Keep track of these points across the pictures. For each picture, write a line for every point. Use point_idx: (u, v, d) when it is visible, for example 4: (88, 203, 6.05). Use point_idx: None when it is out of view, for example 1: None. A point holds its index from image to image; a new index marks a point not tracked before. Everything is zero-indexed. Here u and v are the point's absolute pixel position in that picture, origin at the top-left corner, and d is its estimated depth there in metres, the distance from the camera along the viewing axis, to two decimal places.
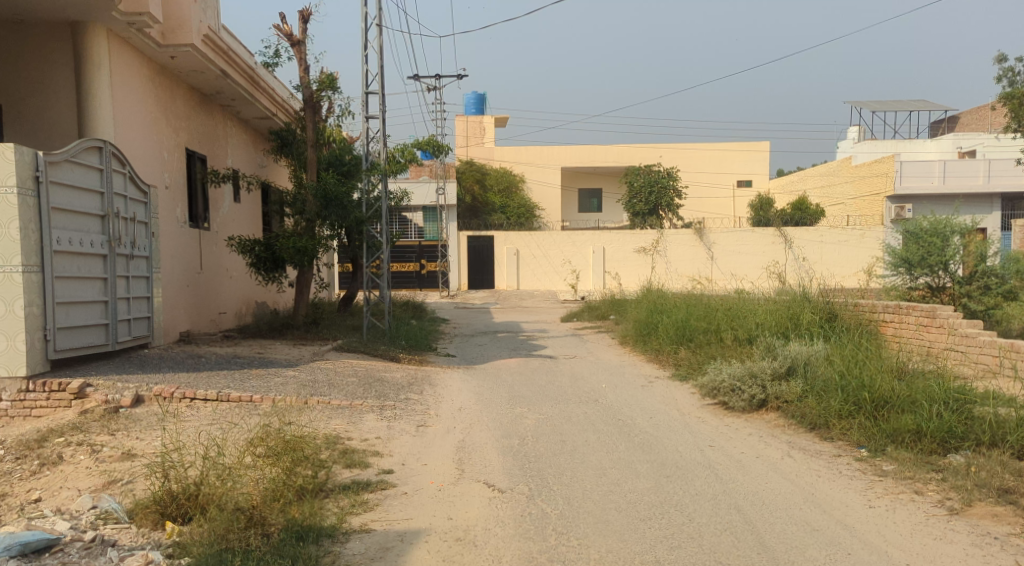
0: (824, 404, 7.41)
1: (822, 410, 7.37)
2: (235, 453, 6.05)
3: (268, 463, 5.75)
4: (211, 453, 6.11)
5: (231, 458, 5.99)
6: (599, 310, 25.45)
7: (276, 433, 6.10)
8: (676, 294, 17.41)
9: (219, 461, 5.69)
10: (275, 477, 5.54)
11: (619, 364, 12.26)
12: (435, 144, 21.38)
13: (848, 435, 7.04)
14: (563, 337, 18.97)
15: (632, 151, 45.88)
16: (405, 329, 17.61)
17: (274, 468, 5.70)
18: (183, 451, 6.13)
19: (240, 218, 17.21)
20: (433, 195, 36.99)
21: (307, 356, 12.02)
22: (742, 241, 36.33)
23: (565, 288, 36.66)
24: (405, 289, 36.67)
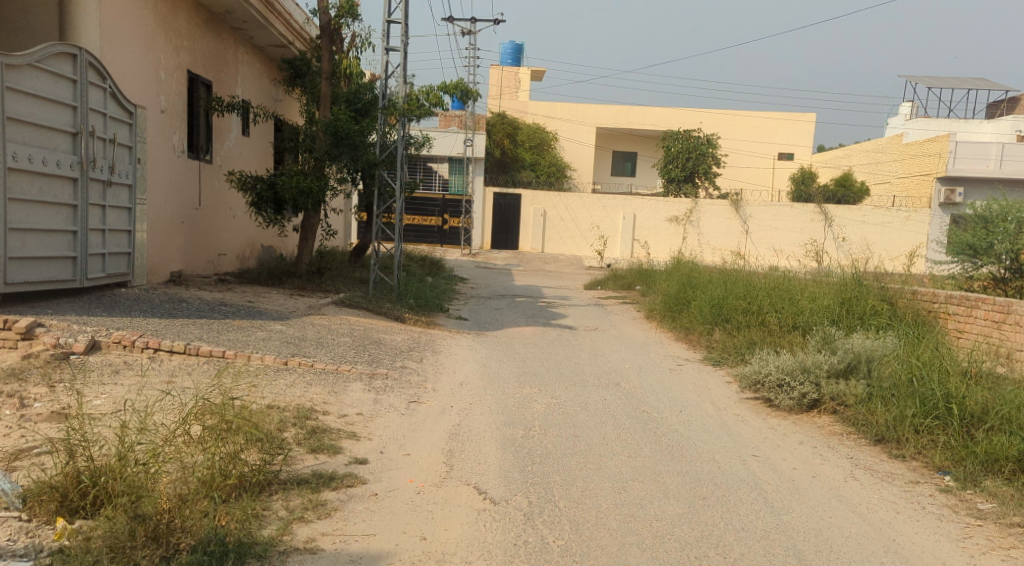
0: (896, 412, 6.26)
1: (894, 418, 6.21)
2: (168, 427, 5.06)
3: (205, 447, 4.74)
4: (135, 425, 5.09)
5: (158, 430, 4.99)
6: (625, 279, 24.28)
7: (220, 406, 5.03)
8: (712, 267, 16.20)
9: (141, 441, 4.68)
10: (205, 471, 4.59)
11: (646, 339, 11.15)
12: (464, 89, 20.16)
13: (926, 455, 5.88)
14: (585, 307, 17.83)
15: (671, 115, 44.27)
16: (417, 285, 16.58)
17: (207, 452, 4.71)
18: (98, 422, 5.10)
19: (247, 153, 16.27)
20: (461, 147, 35.65)
21: (301, 309, 11.01)
22: (780, 215, 34.98)
23: (591, 253, 35.41)
24: (426, 243, 35.56)
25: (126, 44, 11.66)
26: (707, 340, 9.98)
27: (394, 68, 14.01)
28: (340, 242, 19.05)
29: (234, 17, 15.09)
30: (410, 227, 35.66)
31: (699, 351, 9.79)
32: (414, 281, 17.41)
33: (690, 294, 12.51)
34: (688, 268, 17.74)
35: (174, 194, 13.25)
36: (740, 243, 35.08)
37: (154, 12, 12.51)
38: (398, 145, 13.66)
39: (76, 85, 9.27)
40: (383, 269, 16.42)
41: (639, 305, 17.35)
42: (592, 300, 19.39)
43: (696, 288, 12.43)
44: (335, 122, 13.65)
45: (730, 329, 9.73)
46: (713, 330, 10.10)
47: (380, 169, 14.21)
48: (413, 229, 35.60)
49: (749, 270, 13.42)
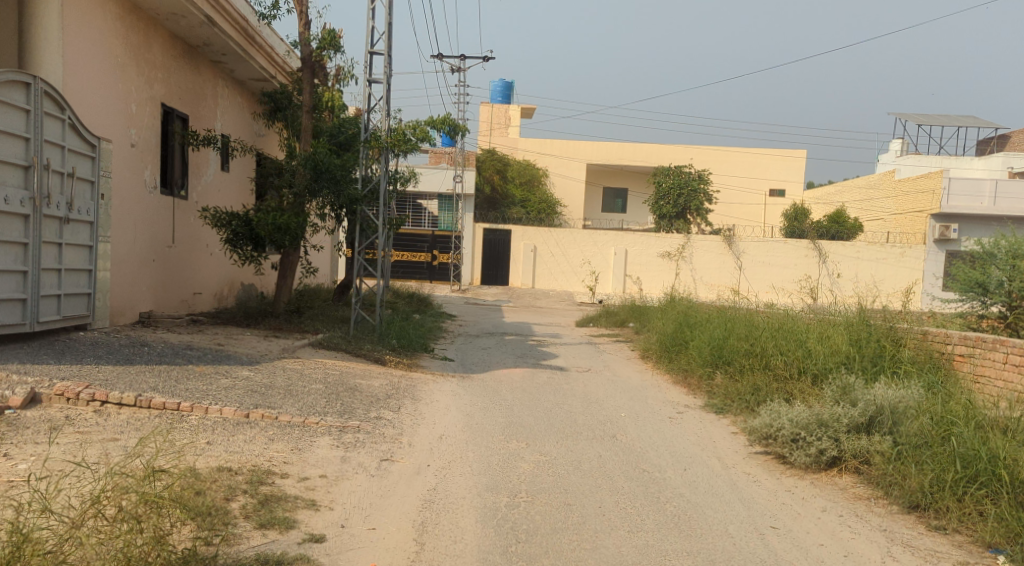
0: (935, 476, 5.68)
1: (933, 483, 5.64)
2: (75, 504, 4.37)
3: (114, 529, 4.10)
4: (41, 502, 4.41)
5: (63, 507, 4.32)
6: (618, 317, 23.64)
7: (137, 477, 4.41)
8: (708, 304, 15.60)
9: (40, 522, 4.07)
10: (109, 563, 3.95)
11: (642, 383, 10.51)
12: (452, 124, 19.63)
13: (972, 529, 5.30)
14: (577, 345, 17.17)
15: (663, 150, 43.99)
16: (401, 324, 15.89)
17: (117, 537, 4.07)
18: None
19: (227, 189, 15.35)
20: (450, 183, 35.19)
21: (274, 352, 10.29)
22: (773, 251, 34.57)
23: (583, 289, 34.82)
24: (414, 280, 34.99)
25: (92, 75, 11.05)
26: (709, 383, 9.32)
27: (377, 101, 13.44)
28: (322, 280, 18.36)
29: (213, 51, 14.35)
30: (398, 263, 35.10)
31: (700, 396, 9.13)
32: (397, 319, 16.73)
33: (688, 331, 11.88)
34: (683, 305, 17.13)
35: (146, 231, 12.50)
36: (734, 280, 34.57)
37: (125, 43, 11.88)
38: (380, 180, 13.04)
39: (29, 114, 8.65)
40: (365, 308, 15.72)
41: (633, 344, 16.70)
42: (584, 338, 18.73)
43: (694, 326, 11.80)
44: (316, 155, 13.02)
45: (734, 371, 9.07)
46: (713, 371, 9.45)
47: (361, 205, 13.57)
48: (402, 266, 35.04)
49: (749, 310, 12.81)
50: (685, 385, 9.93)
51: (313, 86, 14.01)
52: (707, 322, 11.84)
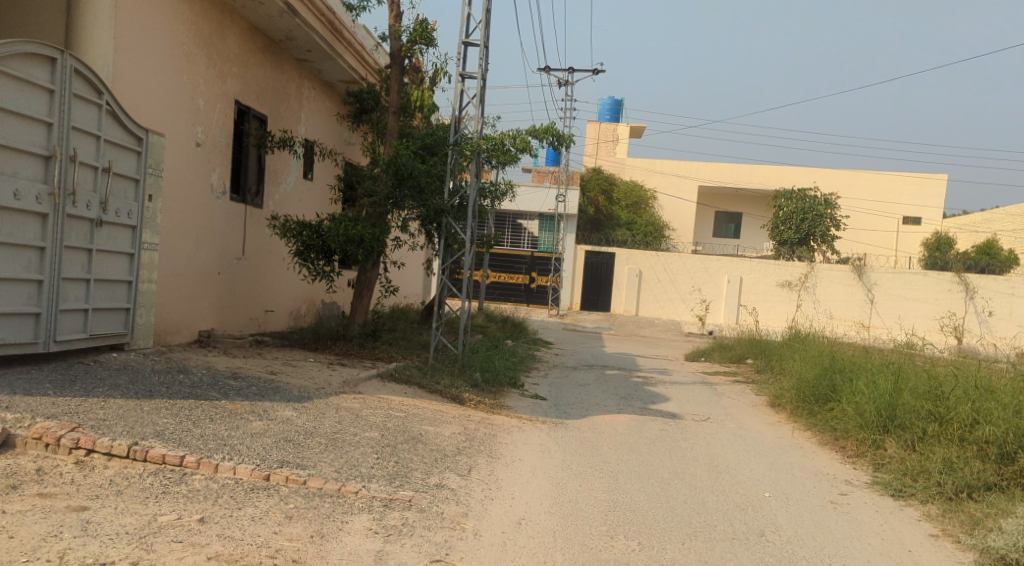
0: None
1: None
2: None
3: None
4: None
5: None
6: (735, 352, 21.43)
7: None
8: (852, 348, 13.38)
9: None
10: None
11: (772, 452, 8.52)
12: (556, 134, 17.94)
13: None
14: (689, 385, 15.08)
15: (781, 173, 41.32)
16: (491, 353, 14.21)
17: None
18: None
19: (310, 198, 13.80)
20: (552, 203, 33.41)
21: (334, 385, 8.69)
22: (910, 284, 31.62)
23: (692, 319, 32.49)
24: (511, 302, 33.48)
25: (155, 64, 9.37)
26: (885, 457, 7.74)
27: (471, 100, 11.81)
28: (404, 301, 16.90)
29: (297, 47, 12.49)
30: (496, 285, 33.63)
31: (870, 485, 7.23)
32: (486, 347, 15.08)
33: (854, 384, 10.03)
34: (817, 350, 14.83)
35: (213, 241, 10.91)
36: (863, 315, 31.73)
37: (194, 28, 10.11)
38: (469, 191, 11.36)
39: (53, 95, 7.25)
40: (449, 331, 14.17)
41: (760, 389, 14.52)
42: (695, 377, 16.65)
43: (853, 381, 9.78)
44: (399, 159, 11.47)
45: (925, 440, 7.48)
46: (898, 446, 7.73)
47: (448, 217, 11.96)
48: (499, 288, 33.56)
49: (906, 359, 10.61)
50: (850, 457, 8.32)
51: (402, 83, 12.46)
52: (868, 375, 9.75)
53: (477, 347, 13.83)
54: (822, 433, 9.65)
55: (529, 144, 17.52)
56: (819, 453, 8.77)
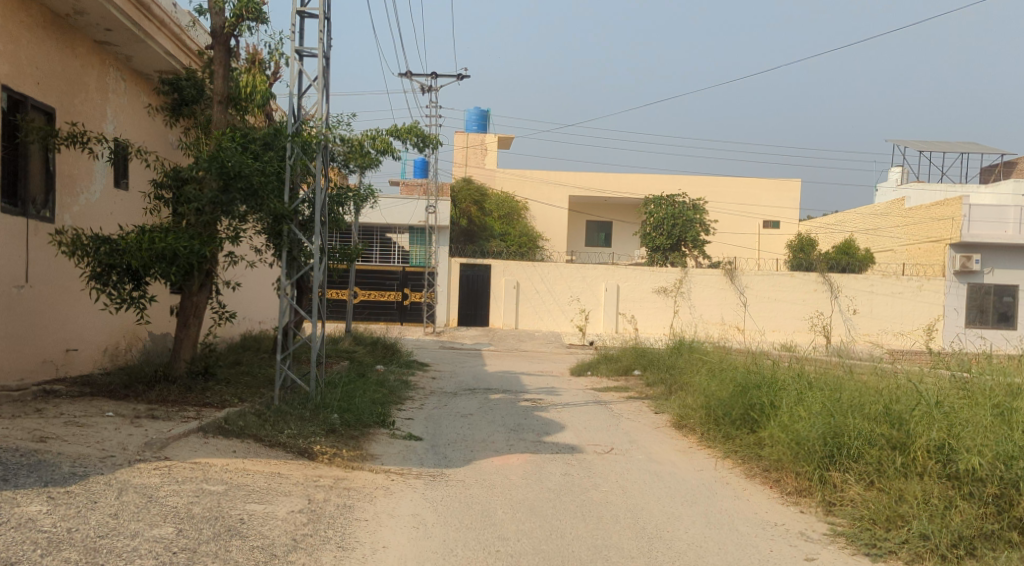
0: None
1: None
2: None
3: None
4: None
5: None
6: (621, 363, 20.13)
7: None
8: (754, 361, 12.05)
9: None
10: None
11: (692, 497, 6.94)
12: (421, 134, 16.03)
13: None
14: (583, 407, 13.43)
15: (650, 180, 40.77)
16: (357, 385, 12.06)
17: None
18: None
19: (121, 211, 11.34)
20: (422, 215, 31.31)
21: (131, 451, 6.47)
22: (780, 286, 31.35)
23: (572, 330, 31.21)
24: (383, 322, 31.28)
25: None
26: (843, 496, 6.34)
27: (312, 81, 9.77)
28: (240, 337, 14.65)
29: (91, 25, 10.10)
30: (365, 304, 31.31)
31: (834, 540, 5.74)
32: (353, 378, 12.91)
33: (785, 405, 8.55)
34: (718, 364, 13.43)
35: None
36: (738, 318, 31.25)
37: None
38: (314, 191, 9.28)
39: None
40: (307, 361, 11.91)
41: (662, 407, 13.00)
42: (587, 396, 15.03)
43: (786, 402, 8.35)
44: (223, 155, 9.29)
45: (894, 473, 6.14)
46: (847, 481, 6.44)
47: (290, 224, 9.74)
48: (369, 307, 31.24)
49: (828, 375, 9.26)
50: (798, 497, 6.81)
51: (230, 67, 10.27)
52: (791, 402, 8.24)
53: (338, 379, 11.67)
54: (750, 462, 8.13)
55: (390, 146, 15.58)
56: (753, 492, 7.18)
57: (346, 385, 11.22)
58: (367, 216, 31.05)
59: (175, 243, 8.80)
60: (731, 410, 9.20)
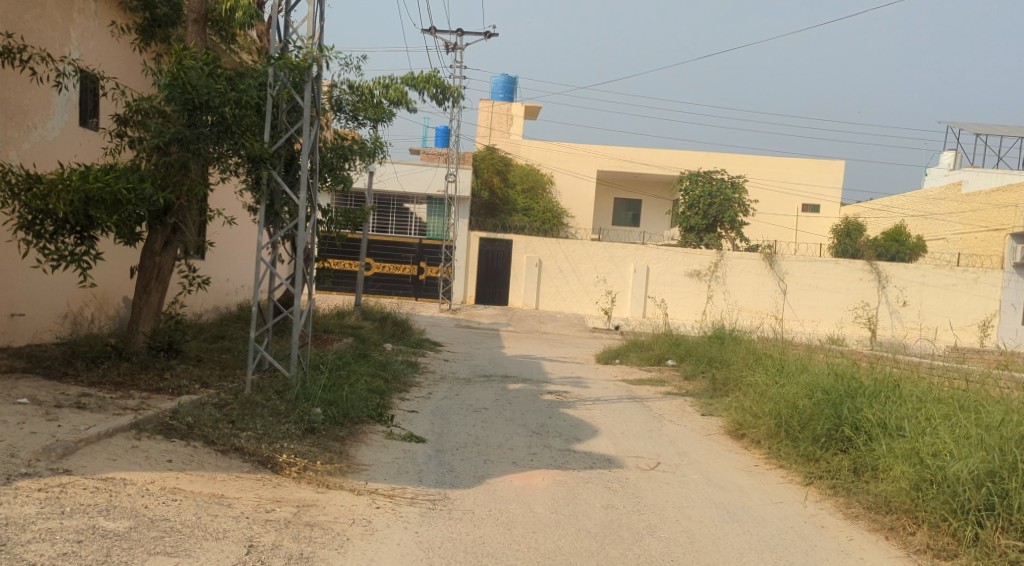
0: None
1: None
2: None
3: None
4: None
5: None
6: (654, 351, 18.38)
7: None
8: (825, 362, 10.18)
9: None
10: None
11: (781, 552, 5.21)
12: (441, 85, 14.40)
13: None
14: (616, 403, 11.62)
15: (683, 157, 38.74)
16: (353, 368, 10.30)
17: None
18: None
19: (87, 153, 9.59)
20: (441, 183, 29.39)
21: (17, 461, 4.76)
22: (823, 273, 29.36)
23: (597, 313, 29.45)
24: (397, 296, 29.64)
25: None
26: None
27: None
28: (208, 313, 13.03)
29: None
30: (379, 277, 29.58)
31: None
32: (350, 358, 11.16)
33: (900, 432, 6.72)
34: (776, 361, 11.57)
35: None
36: (774, 305, 29.35)
37: None
38: (297, 128, 7.52)
39: None
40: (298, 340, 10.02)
41: (713, 410, 11.18)
42: (620, 389, 13.20)
43: (908, 430, 6.56)
44: (187, 78, 7.56)
45: None
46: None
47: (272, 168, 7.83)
48: (382, 279, 29.56)
49: (934, 393, 7.41)
50: (936, 559, 5.39)
51: None
52: (917, 434, 6.45)
53: (329, 362, 9.90)
54: (850, 497, 6.46)
55: (405, 96, 13.89)
56: (865, 545, 5.59)
57: (336, 370, 9.44)
58: (383, 183, 29.23)
59: (118, 183, 7.05)
60: (811, 423, 7.41)
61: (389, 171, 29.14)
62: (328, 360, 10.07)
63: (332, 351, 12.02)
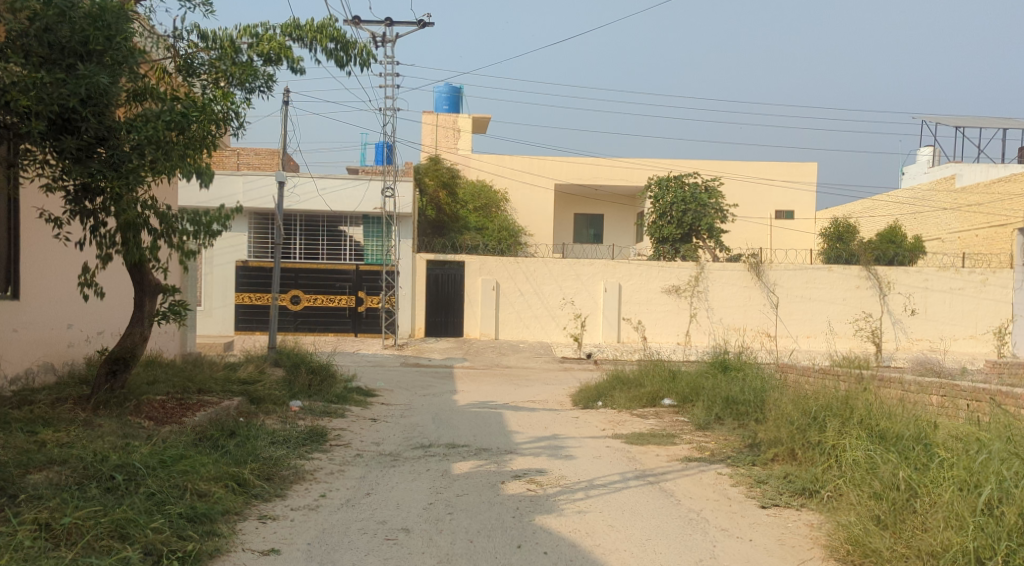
0: None
1: None
2: None
3: None
4: None
5: None
6: (646, 391, 14.09)
7: None
8: (968, 425, 6.27)
9: None
10: None
11: None
12: (341, 35, 10.23)
13: None
14: (622, 492, 7.32)
15: (650, 164, 34.85)
16: (158, 488, 5.96)
17: None
18: None
19: None
20: (375, 198, 25.00)
21: None
22: (816, 282, 25.43)
23: (565, 341, 25.21)
24: (333, 333, 25.21)
25: None
26: None
27: None
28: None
29: None
30: (309, 312, 25.17)
31: None
32: (173, 454, 6.75)
33: None
34: (872, 420, 7.35)
35: None
36: (765, 322, 25.40)
37: None
38: None
39: None
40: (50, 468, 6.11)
41: (783, 497, 6.91)
42: (620, 459, 8.90)
43: None
44: None
45: None
46: None
47: None
48: (315, 314, 25.16)
49: None
50: None
51: None
52: None
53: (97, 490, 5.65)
54: None
55: (287, 50, 9.92)
56: None
57: (104, 504, 5.23)
58: (305, 202, 24.76)
59: None
60: None
61: (311, 187, 24.67)
62: (102, 491, 5.71)
63: (157, 442, 7.63)
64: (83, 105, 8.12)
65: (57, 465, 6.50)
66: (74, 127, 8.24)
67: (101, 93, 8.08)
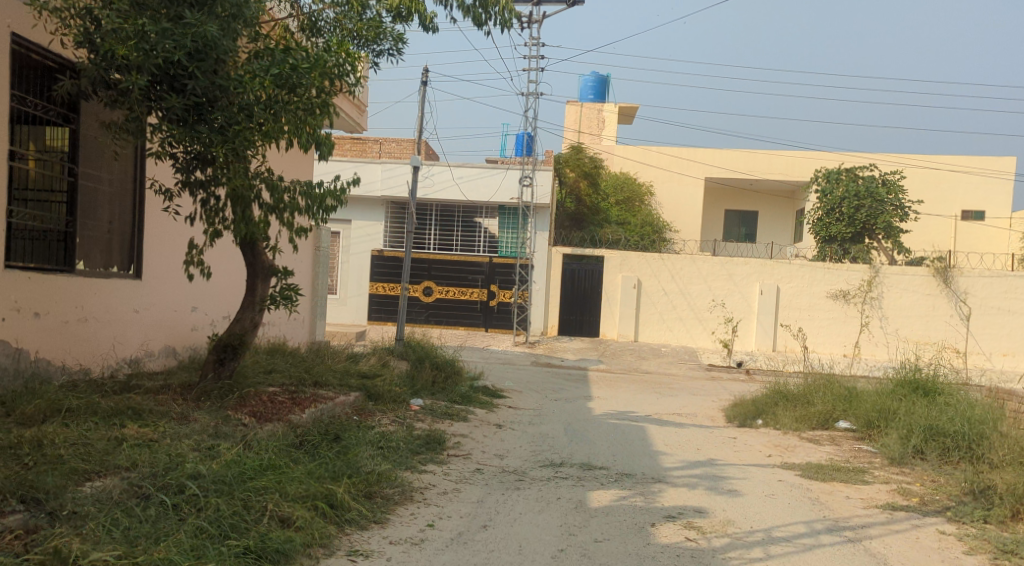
0: None
1: None
2: None
3: None
4: None
5: None
6: (814, 409, 12.16)
7: None
8: None
9: None
10: None
11: None
12: None
13: None
14: (811, 551, 5.68)
15: (812, 159, 32.15)
16: (222, 528, 4.89)
17: None
18: None
19: None
20: (513, 188, 23.78)
21: None
22: (1016, 293, 22.40)
23: (713, 346, 23.23)
24: (463, 327, 24.19)
25: None
26: None
27: None
28: (37, 375, 8.04)
29: None
30: (441, 304, 24.24)
31: None
32: (255, 466, 5.61)
33: None
34: None
35: None
36: (954, 336, 22.61)
37: None
38: None
39: None
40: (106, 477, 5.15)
41: None
42: (800, 501, 7.15)
43: None
44: None
45: None
46: None
47: None
48: (445, 307, 24.21)
49: None
50: None
51: None
52: None
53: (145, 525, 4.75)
54: None
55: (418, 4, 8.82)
56: None
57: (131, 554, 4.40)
58: (442, 191, 23.84)
59: None
60: None
61: (447, 176, 23.74)
62: (152, 535, 4.65)
63: (249, 445, 6.51)
64: (190, 59, 7.03)
65: (122, 473, 5.42)
66: (181, 84, 7.17)
67: (211, 45, 7.03)
